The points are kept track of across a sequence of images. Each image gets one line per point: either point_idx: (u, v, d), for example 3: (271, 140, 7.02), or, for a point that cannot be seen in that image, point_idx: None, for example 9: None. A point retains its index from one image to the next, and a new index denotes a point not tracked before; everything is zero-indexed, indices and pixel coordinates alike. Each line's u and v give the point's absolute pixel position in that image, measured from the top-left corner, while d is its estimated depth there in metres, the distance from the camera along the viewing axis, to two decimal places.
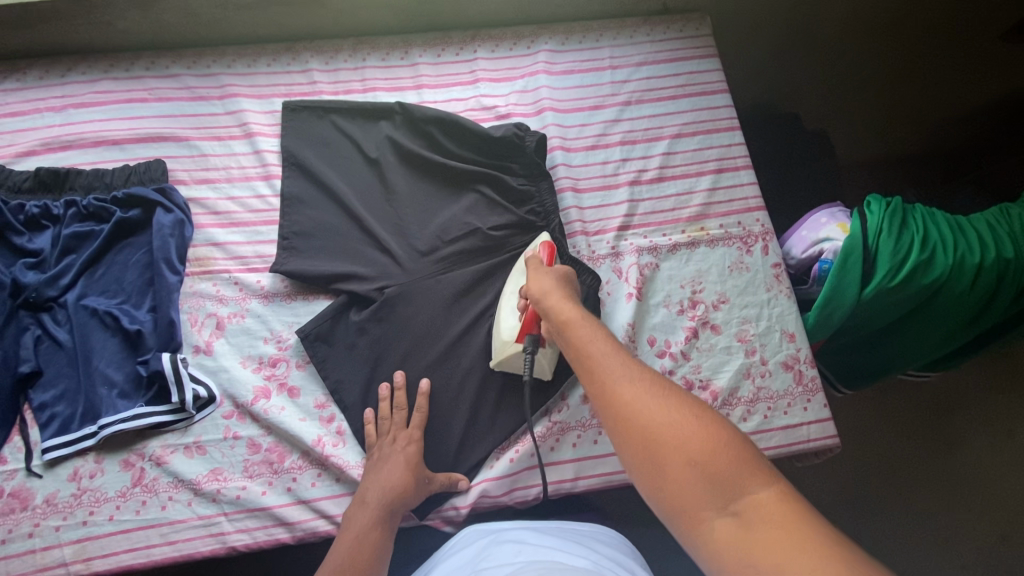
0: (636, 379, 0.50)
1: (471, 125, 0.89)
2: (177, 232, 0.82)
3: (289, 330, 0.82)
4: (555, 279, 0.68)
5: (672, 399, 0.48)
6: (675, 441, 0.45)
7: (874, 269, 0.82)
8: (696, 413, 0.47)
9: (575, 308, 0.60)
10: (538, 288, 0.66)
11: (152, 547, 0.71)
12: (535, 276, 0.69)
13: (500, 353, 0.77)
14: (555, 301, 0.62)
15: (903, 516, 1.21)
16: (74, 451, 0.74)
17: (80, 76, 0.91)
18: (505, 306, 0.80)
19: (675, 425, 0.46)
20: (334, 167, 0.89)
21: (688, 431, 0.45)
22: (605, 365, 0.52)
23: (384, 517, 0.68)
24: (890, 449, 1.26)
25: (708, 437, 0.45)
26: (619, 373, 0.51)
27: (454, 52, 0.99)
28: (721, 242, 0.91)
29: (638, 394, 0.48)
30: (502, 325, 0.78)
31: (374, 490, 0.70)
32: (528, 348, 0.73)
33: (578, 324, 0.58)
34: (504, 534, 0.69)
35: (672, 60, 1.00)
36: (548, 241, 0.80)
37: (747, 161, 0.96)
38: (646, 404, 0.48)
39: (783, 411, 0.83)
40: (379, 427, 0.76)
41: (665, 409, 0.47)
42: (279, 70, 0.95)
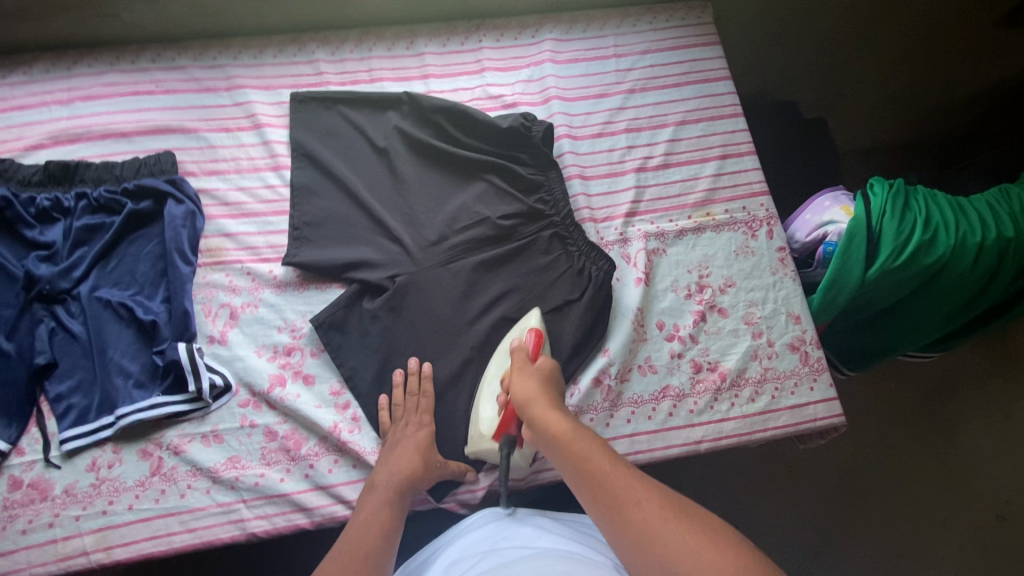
0: (641, 500, 0.53)
1: (479, 115, 0.90)
2: (188, 223, 0.82)
3: (302, 320, 0.83)
4: (539, 382, 0.70)
5: (676, 512, 0.51)
6: (680, 552, 0.47)
7: (879, 250, 0.83)
8: (698, 526, 0.49)
9: (562, 419, 0.64)
10: (525, 397, 0.68)
11: (172, 535, 0.72)
12: (521, 379, 0.71)
13: (474, 441, 0.76)
14: (543, 412, 0.65)
15: (903, 498, 1.22)
16: (92, 442, 0.74)
17: (86, 69, 0.91)
18: (485, 393, 0.78)
19: (679, 537, 0.48)
20: (343, 158, 0.90)
21: (694, 541, 0.48)
22: (610, 483, 0.55)
23: (394, 497, 0.68)
24: (887, 433, 1.28)
25: (711, 547, 0.47)
26: (627, 493, 0.54)
27: (459, 42, 0.99)
28: (727, 227, 0.92)
29: (644, 512, 0.52)
30: (480, 417, 0.77)
31: (385, 472, 0.70)
32: (506, 451, 0.73)
33: (571, 437, 0.61)
34: (524, 521, 0.69)
35: (675, 48, 1.01)
36: (537, 328, 0.79)
37: (750, 147, 0.97)
38: (653, 522, 0.50)
39: (790, 391, 0.85)
40: (392, 413, 0.77)
41: (669, 522, 0.50)
42: (285, 62, 0.95)
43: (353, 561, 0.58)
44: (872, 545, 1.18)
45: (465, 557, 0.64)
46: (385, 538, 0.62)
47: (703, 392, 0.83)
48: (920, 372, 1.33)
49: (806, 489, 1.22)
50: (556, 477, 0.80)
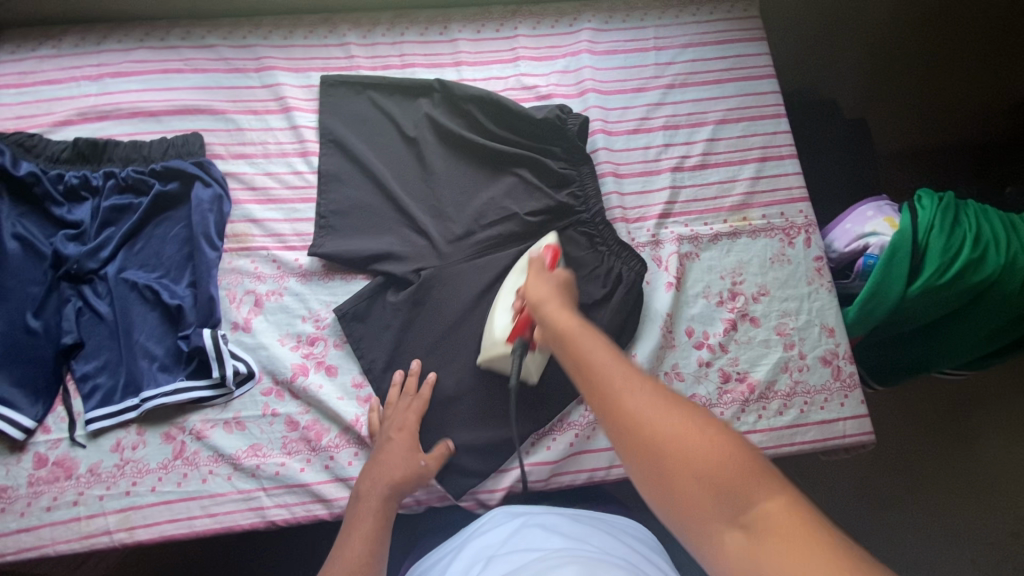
0: (635, 386, 0.47)
1: (513, 105, 0.87)
2: (215, 207, 0.81)
3: (326, 310, 0.82)
4: (550, 284, 0.65)
5: (672, 406, 0.45)
6: (674, 449, 0.42)
7: (923, 266, 0.80)
8: (699, 421, 0.43)
9: (570, 314, 0.57)
10: (535, 296, 0.63)
11: (193, 518, 0.73)
12: (534, 280, 0.66)
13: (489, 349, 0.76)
14: (555, 309, 0.59)
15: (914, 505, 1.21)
16: (117, 423, 0.75)
17: (115, 45, 0.89)
18: (500, 305, 0.78)
19: (676, 429, 0.43)
20: (372, 146, 0.88)
21: (692, 438, 0.42)
22: (602, 370, 0.49)
23: (382, 505, 0.67)
24: (913, 443, 1.25)
25: (709, 443, 0.42)
26: (618, 377, 0.48)
27: (494, 29, 0.96)
28: (763, 233, 0.89)
29: (634, 396, 0.46)
30: (494, 323, 0.76)
31: (372, 482, 0.69)
32: (518, 352, 0.72)
33: (570, 329, 0.55)
34: (532, 520, 0.69)
35: (718, 42, 0.97)
36: (554, 245, 0.78)
37: (792, 150, 0.93)
38: (643, 408, 0.45)
39: (820, 406, 0.83)
40: (385, 411, 0.76)
41: (663, 409, 0.44)
42: (316, 44, 0.92)
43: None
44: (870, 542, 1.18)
45: (476, 560, 0.63)
46: (371, 556, 0.62)
47: (731, 403, 0.82)
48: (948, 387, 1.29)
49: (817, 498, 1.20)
50: (575, 482, 0.79)
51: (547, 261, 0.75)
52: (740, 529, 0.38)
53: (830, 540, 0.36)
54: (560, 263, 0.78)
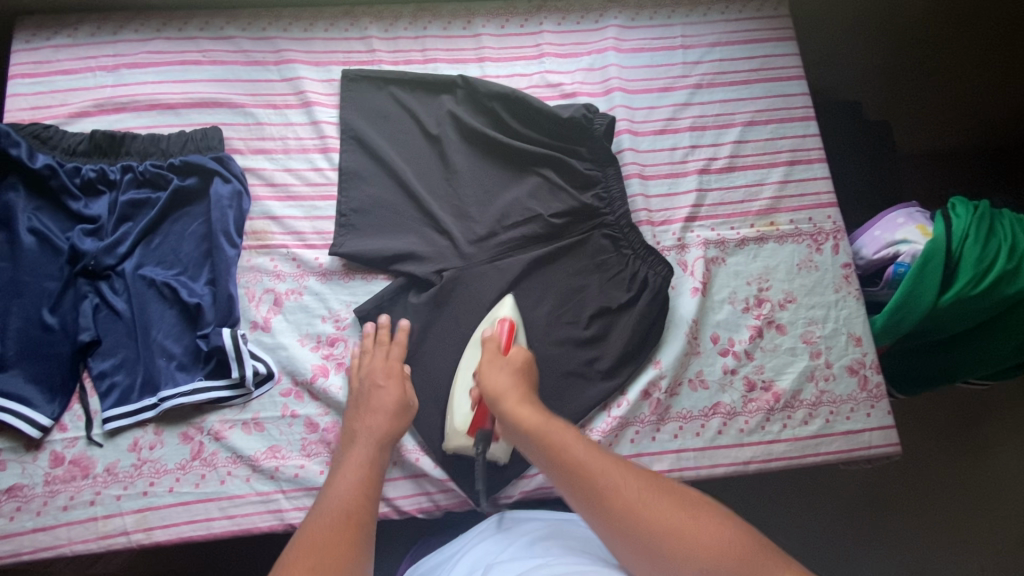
0: (622, 480, 0.54)
1: (538, 104, 0.85)
2: (234, 203, 0.79)
3: (346, 310, 0.81)
4: (510, 373, 0.70)
5: (656, 496, 0.53)
6: (678, 542, 0.48)
7: (955, 276, 0.79)
8: (683, 507, 0.51)
9: (536, 412, 0.64)
10: (494, 390, 0.68)
11: (211, 520, 0.72)
12: (489, 371, 0.70)
13: (451, 439, 0.74)
14: (514, 405, 0.65)
15: (933, 512, 1.19)
16: (134, 422, 0.74)
17: (132, 34, 0.87)
18: (458, 386, 0.76)
19: (677, 522, 0.50)
20: (393, 143, 0.86)
21: (690, 527, 0.49)
22: (588, 468, 0.56)
23: (374, 454, 0.66)
24: (932, 450, 1.23)
25: (705, 528, 0.49)
26: (604, 476, 0.55)
27: (519, 24, 0.94)
28: (790, 238, 0.87)
29: (631, 494, 0.53)
30: (454, 411, 0.75)
31: (361, 433, 0.68)
32: (478, 447, 0.72)
33: (548, 429, 0.61)
34: (530, 524, 0.69)
35: (747, 42, 0.95)
36: (510, 318, 0.77)
37: (821, 153, 0.91)
38: (640, 506, 0.51)
39: (845, 416, 0.81)
40: (361, 361, 0.75)
41: (659, 505, 0.52)
42: (337, 37, 0.90)
43: (340, 532, 0.54)
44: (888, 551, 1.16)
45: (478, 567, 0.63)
46: (366, 498, 0.60)
47: (755, 411, 0.81)
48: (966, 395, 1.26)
49: (831, 506, 1.18)
50: None
51: (503, 338, 0.75)
52: None
53: None
54: (516, 337, 0.77)
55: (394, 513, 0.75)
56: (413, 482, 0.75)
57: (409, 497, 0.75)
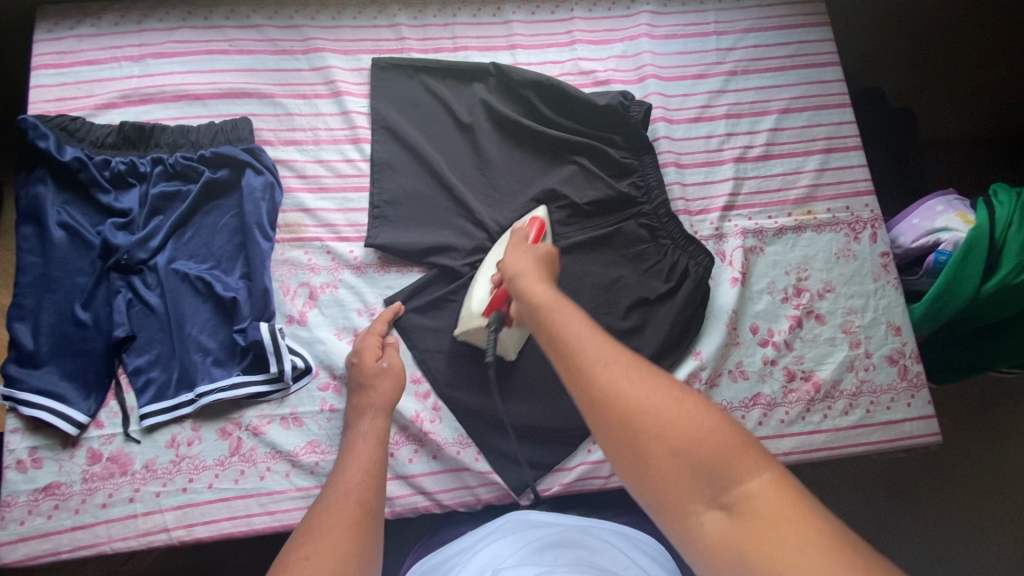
0: (614, 363, 0.50)
1: (573, 90, 0.84)
2: (268, 195, 0.78)
3: (382, 303, 0.79)
4: (535, 258, 0.68)
5: (652, 381, 0.49)
6: (657, 427, 0.45)
7: (999, 264, 0.78)
8: (675, 394, 0.48)
9: (549, 290, 0.61)
10: (515, 269, 0.66)
11: (252, 516, 0.71)
12: (517, 255, 0.69)
13: (466, 323, 0.75)
14: (532, 284, 0.62)
15: (974, 513, 1.14)
16: (172, 418, 0.73)
17: (156, 23, 0.85)
18: (479, 276, 0.76)
19: (659, 406, 0.47)
20: (425, 132, 0.85)
21: (675, 412, 0.46)
22: (582, 346, 0.52)
23: (371, 425, 0.64)
24: (973, 449, 1.17)
25: (693, 418, 0.46)
26: (598, 356, 0.51)
27: (549, 11, 0.92)
28: (828, 227, 0.86)
29: (619, 372, 0.49)
30: (472, 295, 0.75)
31: (358, 410, 0.67)
32: (494, 326, 0.72)
33: (551, 308, 0.57)
34: (539, 526, 0.68)
35: (781, 28, 0.94)
36: (542, 219, 0.77)
37: (857, 141, 0.90)
38: (626, 385, 0.48)
39: (885, 406, 0.81)
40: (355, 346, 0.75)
41: (648, 387, 0.48)
42: (365, 25, 0.88)
43: (341, 513, 0.52)
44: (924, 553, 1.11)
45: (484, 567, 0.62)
46: (369, 472, 0.58)
47: (796, 402, 0.80)
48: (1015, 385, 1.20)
49: (866, 500, 1.14)
50: None
51: (532, 235, 0.74)
52: (719, 510, 0.42)
53: (809, 509, 0.40)
54: (545, 238, 0.77)
55: (435, 507, 0.74)
56: (454, 476, 0.75)
57: (450, 491, 0.74)
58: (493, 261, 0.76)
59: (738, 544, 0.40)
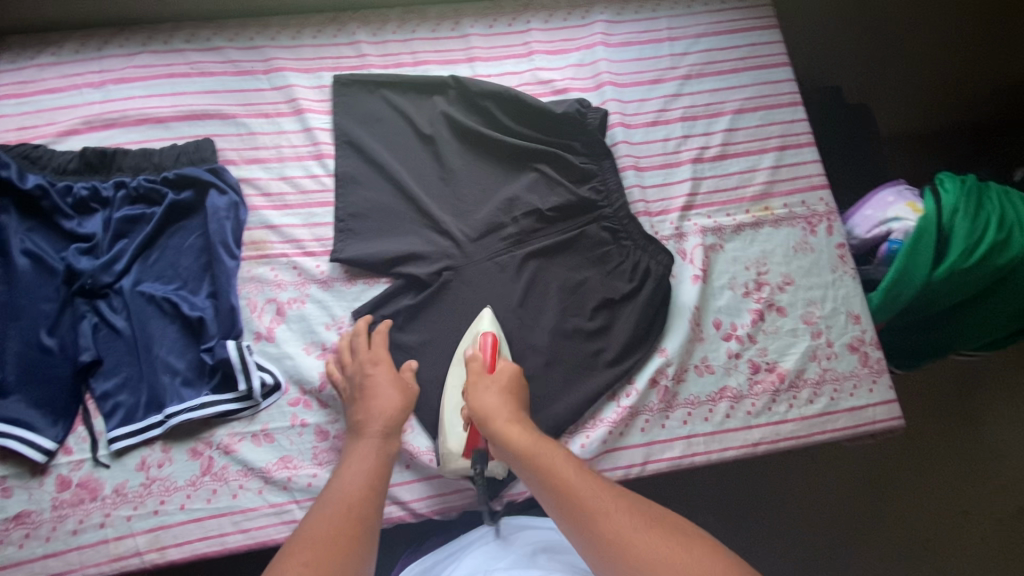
0: (610, 510, 0.54)
1: (531, 100, 0.86)
2: (232, 214, 0.79)
3: (350, 316, 0.80)
4: (499, 393, 0.68)
5: (649, 526, 0.52)
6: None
7: (947, 249, 0.80)
8: (679, 539, 0.51)
9: (534, 433, 0.63)
10: (481, 408, 0.66)
11: (226, 535, 0.71)
12: (475, 393, 0.68)
13: (444, 462, 0.72)
14: (508, 425, 0.63)
15: (954, 497, 1.16)
16: (142, 440, 0.73)
17: (117, 50, 0.86)
18: (448, 407, 0.75)
19: (661, 552, 0.49)
20: (389, 146, 0.86)
21: (685, 558, 0.48)
22: (580, 496, 0.56)
23: (380, 447, 0.64)
24: (944, 433, 1.21)
25: (703, 560, 0.48)
26: (593, 505, 0.55)
27: (507, 23, 0.94)
28: (786, 222, 0.89)
29: (623, 525, 0.52)
30: (447, 432, 0.73)
31: (367, 420, 0.67)
32: (477, 467, 0.71)
33: (539, 456, 0.60)
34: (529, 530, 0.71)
35: (732, 31, 0.97)
36: (494, 333, 0.76)
37: (810, 137, 0.93)
38: (633, 539, 0.51)
39: (849, 393, 0.83)
40: (350, 352, 0.75)
41: (652, 540, 0.51)
42: (326, 43, 0.90)
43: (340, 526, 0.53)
44: (904, 542, 1.12)
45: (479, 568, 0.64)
46: (371, 492, 0.59)
47: (761, 393, 0.82)
48: (971, 367, 1.26)
49: (848, 492, 1.15)
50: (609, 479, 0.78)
51: (486, 357, 0.73)
52: None
53: None
54: (501, 351, 0.76)
55: (411, 516, 0.74)
56: (428, 484, 0.75)
57: (424, 499, 0.75)
58: (461, 379, 0.76)
59: None
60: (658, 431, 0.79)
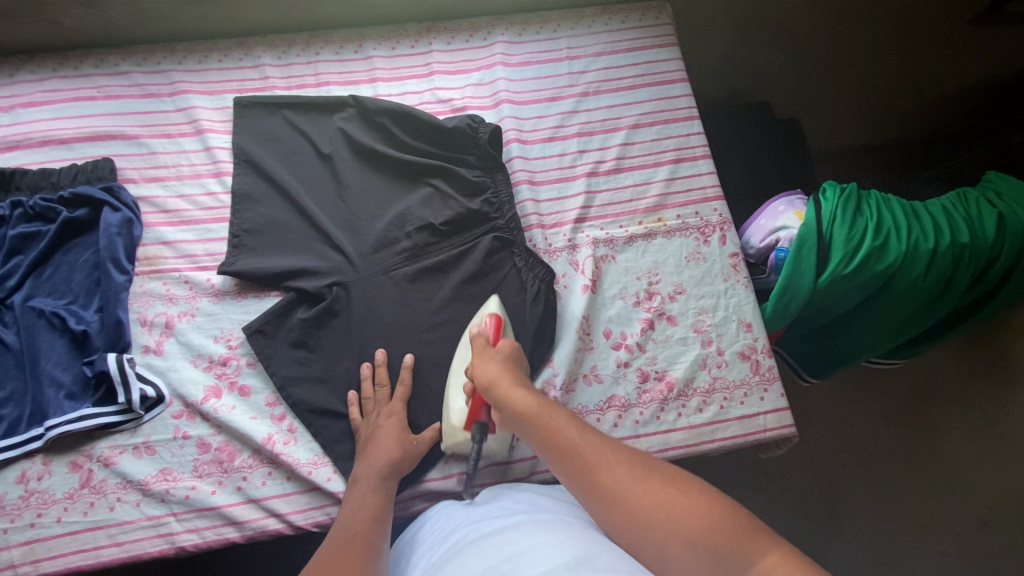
0: (616, 464, 0.52)
1: (425, 116, 0.88)
2: (125, 231, 0.81)
3: (238, 329, 0.81)
4: (503, 363, 0.68)
5: (652, 480, 0.51)
6: (668, 521, 0.47)
7: (829, 256, 0.81)
8: (686, 491, 0.49)
9: (530, 394, 0.62)
10: (487, 379, 0.66)
11: (100, 548, 0.70)
12: (483, 362, 0.69)
13: (449, 438, 0.75)
14: (509, 391, 0.63)
15: (880, 497, 1.24)
16: (21, 454, 0.73)
17: (27, 75, 0.90)
18: (453, 385, 0.78)
19: (663, 503, 0.48)
20: (286, 164, 0.88)
21: (682, 505, 0.47)
22: (580, 452, 0.54)
23: (370, 485, 0.67)
24: (865, 436, 1.29)
25: (700, 510, 0.47)
26: (598, 459, 0.53)
27: (410, 46, 0.98)
28: (678, 232, 0.90)
29: (621, 476, 0.51)
30: (450, 410, 0.76)
31: (365, 463, 0.70)
32: (477, 438, 0.72)
33: (541, 411, 0.59)
34: (501, 491, 0.70)
35: (631, 50, 0.99)
36: (496, 313, 0.77)
37: (705, 150, 0.95)
38: (632, 492, 0.50)
39: (739, 401, 0.82)
40: (365, 406, 0.76)
41: (655, 491, 0.49)
42: (231, 67, 0.94)
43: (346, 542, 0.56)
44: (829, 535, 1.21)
45: (454, 529, 0.62)
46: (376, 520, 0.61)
47: (649, 402, 0.82)
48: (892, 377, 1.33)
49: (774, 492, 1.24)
50: None
51: (490, 333, 0.74)
52: None
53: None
54: (504, 330, 0.76)
55: (289, 529, 0.73)
56: (308, 496, 0.74)
57: (303, 512, 0.74)
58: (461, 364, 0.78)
59: None
60: None
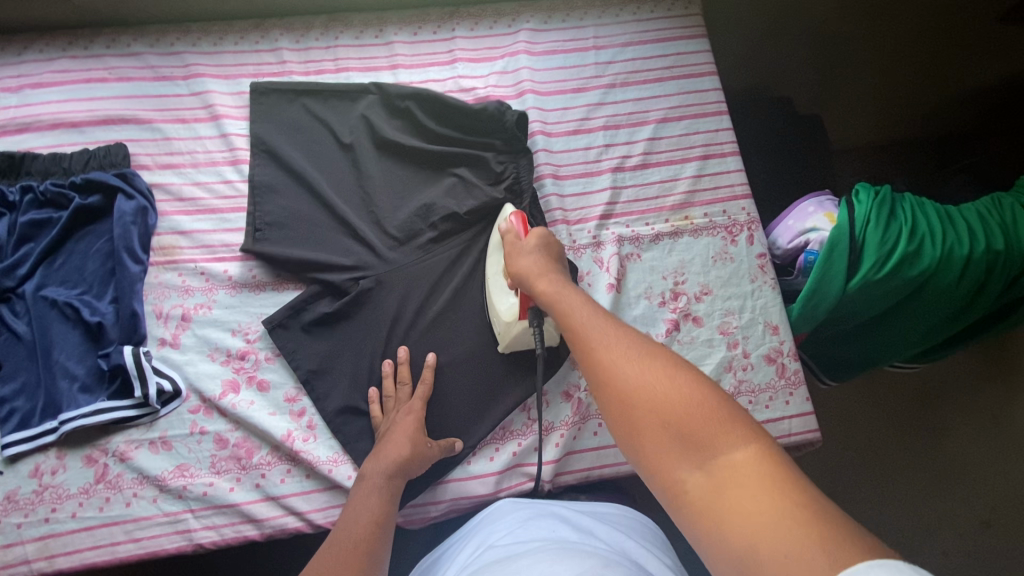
0: (612, 342, 0.51)
1: (453, 102, 0.86)
2: (139, 220, 0.79)
3: (257, 322, 0.79)
4: (534, 254, 0.69)
5: (649, 360, 0.49)
6: (649, 401, 0.46)
7: (862, 261, 0.79)
8: (674, 374, 0.47)
9: (553, 284, 0.63)
10: (520, 272, 0.68)
11: (116, 544, 0.69)
12: (517, 256, 0.70)
13: (505, 334, 0.75)
14: (534, 280, 0.65)
15: (890, 493, 1.22)
16: (35, 447, 0.71)
17: (36, 55, 0.86)
18: (495, 288, 0.78)
19: (647, 379, 0.47)
20: (306, 152, 0.85)
21: (665, 388, 0.46)
22: (585, 330, 0.54)
23: (375, 487, 0.64)
24: (878, 431, 1.26)
25: (687, 395, 0.45)
26: (598, 336, 0.53)
27: (432, 32, 0.95)
28: (705, 231, 0.88)
29: (617, 355, 0.50)
30: (500, 310, 0.76)
31: (373, 461, 0.67)
32: (534, 322, 0.71)
33: (560, 300, 0.60)
34: (519, 503, 0.68)
35: (659, 40, 0.96)
36: (519, 211, 0.77)
37: (734, 147, 0.93)
38: (620, 365, 0.49)
39: (764, 405, 0.81)
40: (386, 404, 0.75)
41: (644, 371, 0.48)
42: (247, 50, 0.90)
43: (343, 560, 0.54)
44: None
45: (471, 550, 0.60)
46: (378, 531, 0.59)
47: None
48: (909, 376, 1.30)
49: None
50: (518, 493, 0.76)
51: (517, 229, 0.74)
52: (700, 471, 0.41)
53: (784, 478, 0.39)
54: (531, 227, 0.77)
55: (309, 527, 0.72)
56: (328, 494, 0.73)
57: (322, 510, 0.73)
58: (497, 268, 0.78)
59: (714, 503, 0.40)
60: (572, 442, 0.77)
